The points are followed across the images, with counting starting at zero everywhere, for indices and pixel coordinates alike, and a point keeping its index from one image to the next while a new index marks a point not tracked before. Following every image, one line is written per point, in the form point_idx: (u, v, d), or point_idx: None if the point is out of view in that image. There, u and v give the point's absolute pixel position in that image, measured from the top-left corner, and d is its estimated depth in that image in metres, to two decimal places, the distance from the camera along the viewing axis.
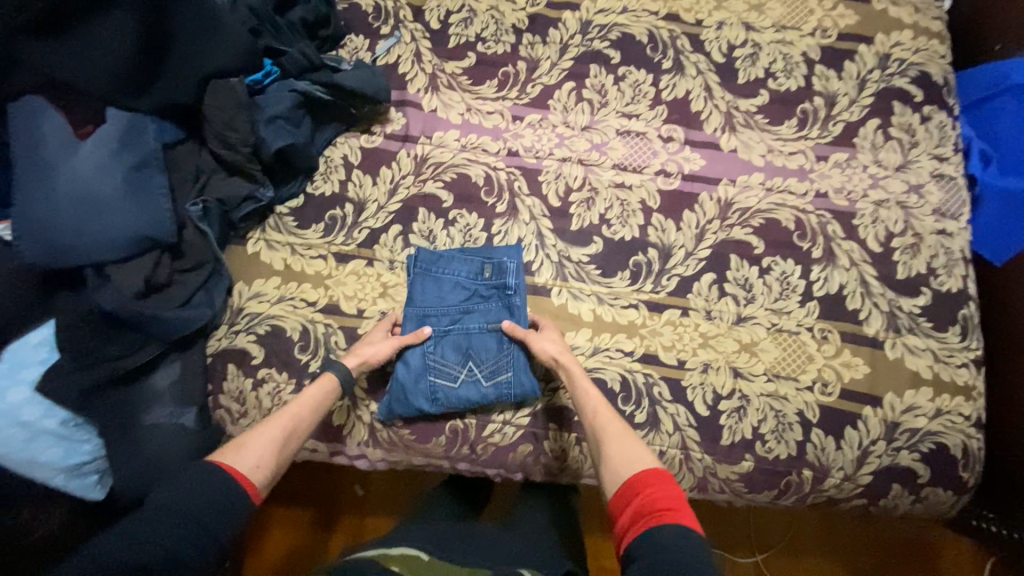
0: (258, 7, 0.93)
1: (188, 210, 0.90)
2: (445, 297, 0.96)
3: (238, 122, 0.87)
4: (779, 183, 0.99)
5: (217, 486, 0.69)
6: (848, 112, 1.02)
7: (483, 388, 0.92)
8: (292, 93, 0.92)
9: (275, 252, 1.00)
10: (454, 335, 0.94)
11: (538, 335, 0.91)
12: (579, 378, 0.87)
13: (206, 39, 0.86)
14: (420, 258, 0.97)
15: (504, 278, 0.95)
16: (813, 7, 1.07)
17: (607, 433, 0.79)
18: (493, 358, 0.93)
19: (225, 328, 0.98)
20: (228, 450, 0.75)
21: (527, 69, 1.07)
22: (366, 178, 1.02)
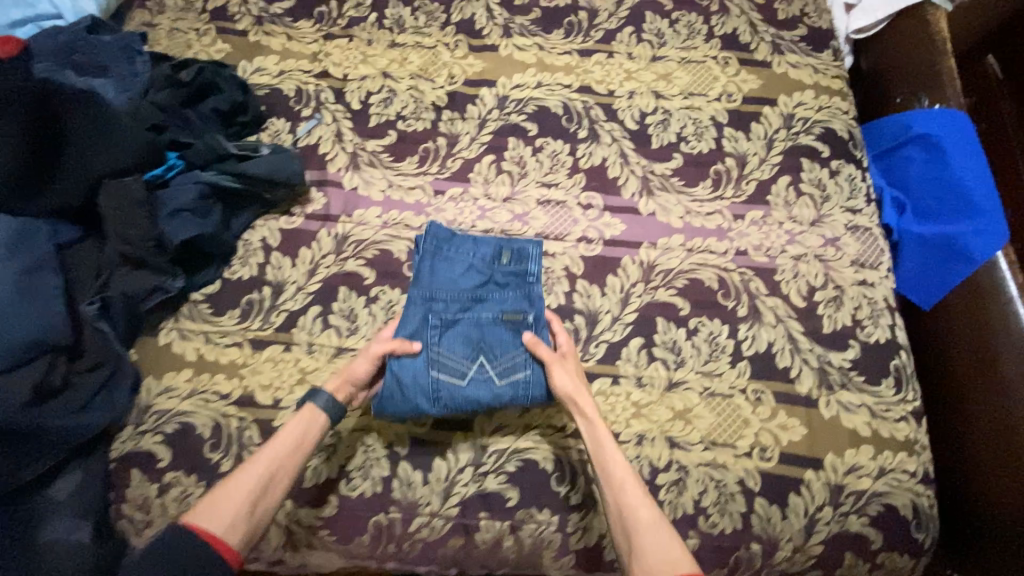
0: (163, 102, 0.94)
1: (83, 310, 0.86)
2: (457, 284, 0.92)
3: (136, 219, 0.86)
4: (699, 243, 1.00)
5: (183, 559, 0.67)
6: (759, 171, 1.05)
7: (495, 386, 0.86)
8: (196, 184, 0.90)
9: (188, 342, 0.95)
10: (464, 326, 0.89)
11: (558, 364, 0.85)
12: (603, 436, 0.79)
13: (100, 140, 0.86)
14: (431, 238, 0.95)
15: (524, 264, 0.94)
16: (717, 74, 1.13)
17: (637, 519, 0.73)
18: (508, 351, 0.88)
19: (133, 429, 0.91)
20: (205, 509, 0.72)
21: (447, 144, 1.08)
22: (285, 259, 1.00)
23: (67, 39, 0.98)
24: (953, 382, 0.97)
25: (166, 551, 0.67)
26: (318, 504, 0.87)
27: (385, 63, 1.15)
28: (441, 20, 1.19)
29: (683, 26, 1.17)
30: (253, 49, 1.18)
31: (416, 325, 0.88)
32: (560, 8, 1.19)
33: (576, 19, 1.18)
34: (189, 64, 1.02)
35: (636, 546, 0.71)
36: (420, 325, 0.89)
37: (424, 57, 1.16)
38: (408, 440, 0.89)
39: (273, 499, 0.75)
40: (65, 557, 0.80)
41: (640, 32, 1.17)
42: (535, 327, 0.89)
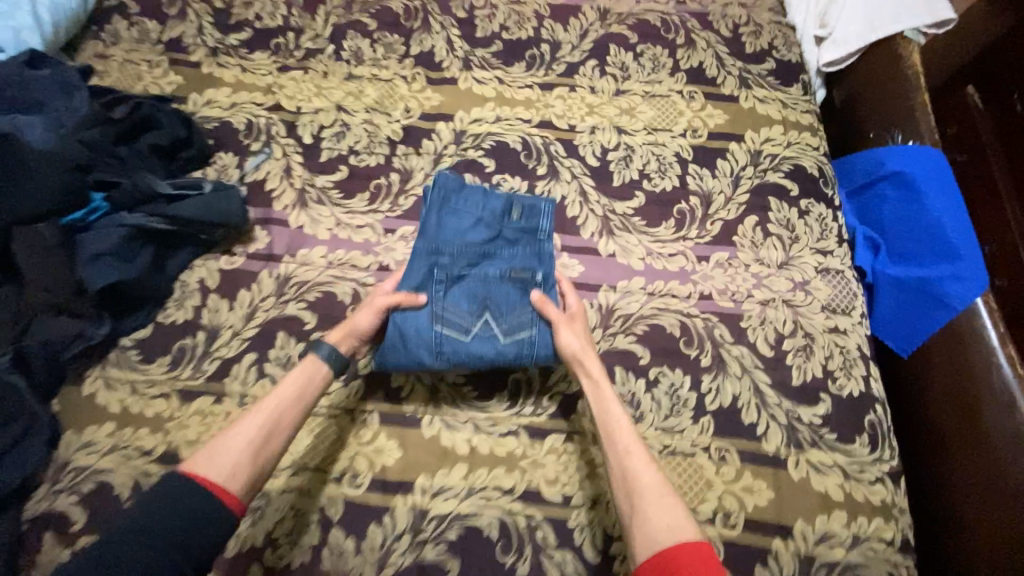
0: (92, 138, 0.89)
1: None
2: (464, 241, 0.88)
3: (50, 268, 0.81)
4: (661, 287, 0.95)
5: (182, 501, 0.62)
6: (725, 211, 1.00)
7: (500, 343, 0.83)
8: (120, 228, 0.86)
9: (115, 392, 0.89)
10: (470, 281, 0.85)
11: (566, 324, 0.83)
12: (610, 397, 0.77)
13: (11, 184, 0.81)
14: (439, 189, 0.92)
15: (536, 221, 0.92)
16: (682, 108, 1.09)
17: (642, 480, 0.68)
18: (515, 309, 0.84)
19: (47, 488, 0.84)
20: (204, 456, 0.67)
21: (400, 181, 1.04)
22: (223, 302, 0.94)
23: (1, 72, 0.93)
24: (941, 442, 0.90)
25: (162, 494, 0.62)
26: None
27: (340, 96, 1.12)
28: (400, 53, 1.15)
29: (648, 59, 1.14)
30: (205, 80, 1.14)
31: (421, 279, 0.85)
32: (523, 41, 1.16)
33: (538, 51, 1.15)
34: (126, 99, 0.99)
35: (636, 509, 0.66)
36: (424, 278, 0.85)
37: (380, 90, 1.12)
38: (341, 504, 0.81)
39: (271, 450, 0.71)
40: None
41: (603, 65, 1.13)
42: (544, 286, 0.87)
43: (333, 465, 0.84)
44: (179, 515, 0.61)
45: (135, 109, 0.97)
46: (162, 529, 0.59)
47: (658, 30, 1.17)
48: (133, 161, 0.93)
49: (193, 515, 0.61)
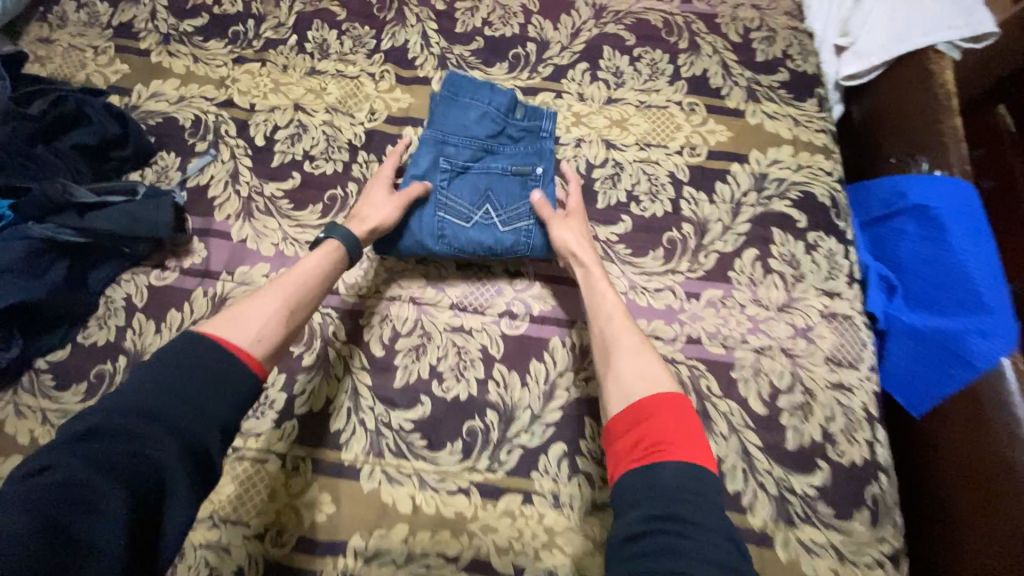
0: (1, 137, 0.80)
1: None
2: (469, 131, 0.90)
3: None
4: (643, 327, 0.83)
5: (203, 362, 0.59)
6: (721, 242, 0.89)
7: (499, 232, 0.85)
8: (22, 241, 0.76)
9: (23, 421, 0.79)
10: (474, 174, 0.88)
11: (562, 221, 0.84)
12: (598, 281, 0.78)
13: None
14: (449, 82, 0.92)
15: (539, 122, 0.92)
16: (680, 122, 0.97)
17: (623, 349, 0.71)
18: (515, 200, 0.87)
19: None
20: (218, 320, 0.64)
21: (359, 192, 0.93)
22: (150, 323, 0.84)
23: None
24: (958, 528, 0.78)
25: (181, 356, 0.59)
26: None
27: (300, 93, 1.01)
28: (369, 47, 1.04)
29: (645, 65, 1.02)
30: (154, 70, 1.03)
31: (426, 165, 0.88)
32: (506, 39, 1.04)
33: (523, 51, 1.03)
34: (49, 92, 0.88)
35: (613, 369, 0.69)
36: (431, 167, 0.87)
37: (345, 89, 1.01)
38: (263, 565, 0.72)
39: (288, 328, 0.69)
40: None
41: (595, 69, 1.01)
42: (544, 180, 0.88)
43: (258, 519, 0.74)
44: (178, 374, 0.57)
45: (56, 103, 0.87)
46: (153, 395, 0.55)
47: (659, 32, 1.05)
48: (48, 162, 0.83)
49: (195, 370, 0.58)
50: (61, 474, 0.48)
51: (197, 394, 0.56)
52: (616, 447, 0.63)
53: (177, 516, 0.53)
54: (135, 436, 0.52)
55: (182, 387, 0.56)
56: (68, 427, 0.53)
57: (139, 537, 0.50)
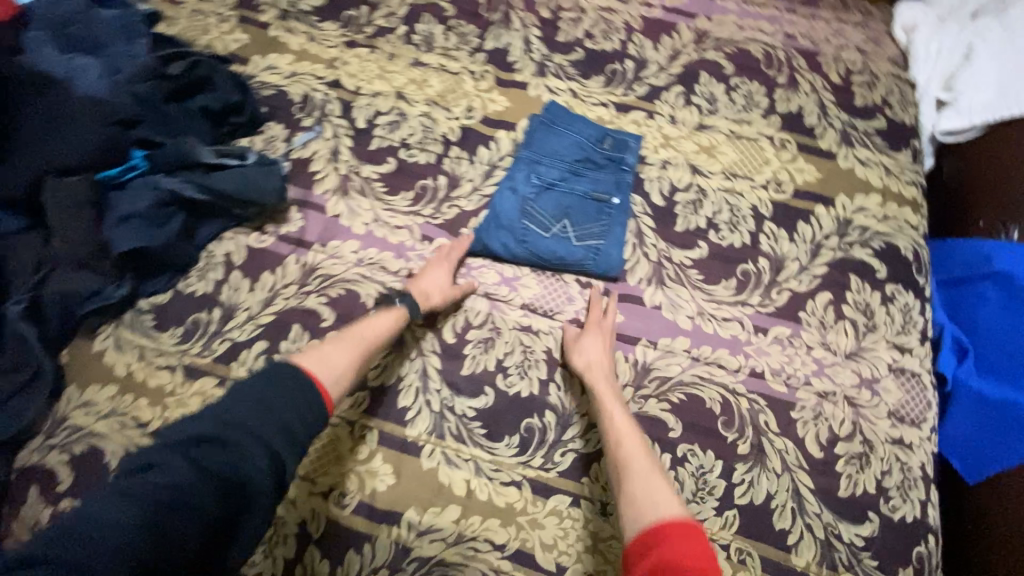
0: (144, 93, 0.89)
1: (8, 309, 0.79)
2: (561, 153, 0.93)
3: (78, 221, 0.81)
4: (708, 353, 0.85)
5: (296, 396, 0.66)
6: (797, 281, 0.90)
7: (571, 246, 0.88)
8: (153, 192, 0.85)
9: (122, 356, 0.86)
10: (558, 192, 0.90)
11: (580, 337, 0.83)
12: (611, 397, 0.79)
13: (56, 135, 0.81)
14: (548, 112, 0.97)
15: (623, 154, 0.94)
16: (770, 156, 0.97)
17: (632, 473, 0.72)
18: (592, 222, 0.89)
19: (41, 440, 0.82)
20: (307, 356, 0.73)
21: (447, 185, 0.97)
22: (244, 281, 0.91)
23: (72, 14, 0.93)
24: None
25: (277, 387, 0.66)
26: None
27: (402, 81, 1.05)
28: (473, 45, 1.08)
29: (741, 95, 1.02)
30: (271, 44, 1.10)
31: (516, 178, 0.92)
32: (605, 53, 1.06)
33: (620, 66, 1.05)
34: (184, 57, 0.96)
35: (625, 492, 0.70)
36: (521, 180, 0.91)
37: (445, 83, 1.05)
38: (324, 521, 0.78)
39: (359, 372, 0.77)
40: None
41: (690, 93, 1.03)
42: (619, 208, 0.90)
43: (324, 478, 0.80)
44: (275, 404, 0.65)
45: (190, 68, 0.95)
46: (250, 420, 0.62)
47: (758, 64, 1.05)
48: (176, 121, 0.91)
49: (287, 406, 0.65)
50: (169, 476, 0.56)
51: (288, 424, 0.64)
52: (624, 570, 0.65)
53: (248, 538, 0.59)
54: (231, 452, 0.59)
55: (275, 419, 0.63)
56: (176, 432, 0.61)
57: (213, 551, 0.57)
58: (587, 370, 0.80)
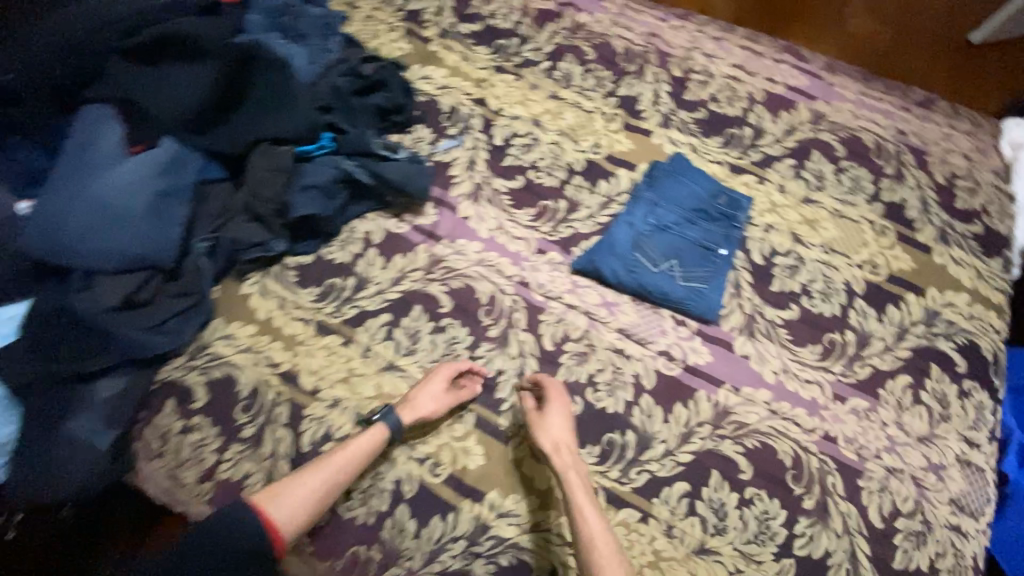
0: (340, 87, 1.02)
1: (195, 245, 0.91)
2: (679, 200, 1.02)
3: (275, 183, 0.91)
4: (787, 409, 0.91)
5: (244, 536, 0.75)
6: (880, 359, 0.96)
7: (676, 285, 0.96)
8: (335, 170, 0.95)
9: (264, 301, 0.98)
10: (672, 234, 0.99)
11: (541, 419, 0.86)
12: (576, 490, 0.81)
13: (276, 108, 0.92)
14: (674, 163, 1.07)
15: (736, 212, 1.02)
16: (868, 239, 1.05)
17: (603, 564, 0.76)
18: (697, 267, 0.97)
19: (185, 360, 0.93)
20: (270, 492, 0.78)
21: (566, 209, 1.07)
22: (378, 259, 1.02)
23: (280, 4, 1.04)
24: None
25: (235, 524, 0.75)
26: None
27: (539, 110, 1.18)
28: (607, 89, 1.20)
29: (849, 178, 1.10)
30: (429, 57, 1.24)
31: (634, 215, 1.01)
32: (727, 117, 1.16)
33: (739, 132, 1.15)
34: (374, 59, 1.09)
35: None
36: (639, 218, 1.01)
37: (578, 118, 1.16)
38: (416, 485, 0.86)
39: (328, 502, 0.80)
40: (80, 455, 0.83)
41: (800, 167, 1.11)
42: (724, 259, 0.99)
43: (422, 447, 0.88)
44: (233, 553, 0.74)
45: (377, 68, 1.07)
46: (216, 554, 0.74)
47: (868, 152, 1.13)
48: (358, 113, 1.03)
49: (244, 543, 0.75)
50: None
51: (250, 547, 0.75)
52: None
53: None
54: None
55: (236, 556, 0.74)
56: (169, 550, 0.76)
57: None
58: (553, 451, 0.83)
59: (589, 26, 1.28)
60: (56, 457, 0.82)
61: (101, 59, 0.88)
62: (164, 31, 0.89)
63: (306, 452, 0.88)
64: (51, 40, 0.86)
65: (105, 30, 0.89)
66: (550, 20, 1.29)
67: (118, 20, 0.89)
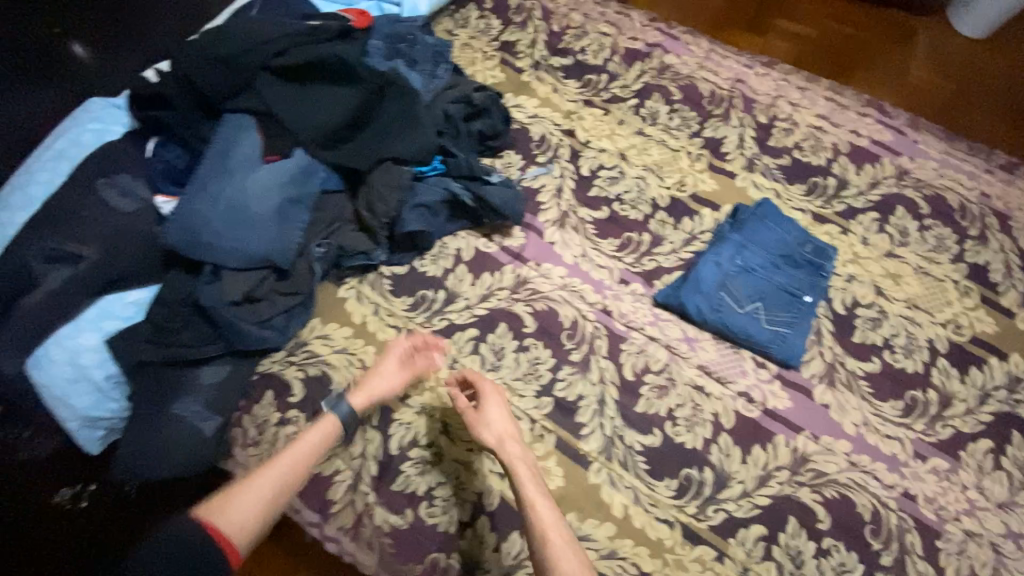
0: (452, 114, 1.09)
1: (312, 249, 0.97)
2: (767, 244, 1.04)
3: (391, 199, 0.97)
4: (865, 462, 0.92)
5: (194, 551, 0.69)
6: (961, 420, 0.96)
7: (760, 327, 0.98)
8: (445, 192, 1.01)
9: (359, 306, 1.03)
10: (758, 276, 1.01)
11: (480, 416, 0.89)
12: (525, 485, 0.82)
13: (400, 131, 0.98)
14: (762, 206, 1.09)
15: (822, 260, 1.04)
16: (952, 299, 1.05)
17: (560, 554, 0.75)
18: (781, 311, 0.99)
19: (283, 355, 0.98)
20: (216, 502, 0.74)
21: (650, 242, 1.11)
22: (468, 275, 1.07)
23: (403, 31, 1.11)
24: None
25: (182, 541, 0.69)
26: (396, 510, 0.88)
27: (626, 145, 1.22)
28: (692, 129, 1.23)
29: (932, 236, 1.11)
30: (522, 86, 1.30)
31: (722, 254, 1.03)
32: (811, 166, 1.18)
33: (822, 182, 1.17)
34: (484, 88, 1.14)
35: None
36: (727, 257, 1.03)
37: (663, 155, 1.20)
38: (498, 499, 0.88)
39: (284, 502, 0.79)
40: (187, 437, 0.88)
41: (883, 221, 1.13)
42: (809, 306, 1.00)
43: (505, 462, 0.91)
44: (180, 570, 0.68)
45: (487, 98, 1.13)
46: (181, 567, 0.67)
47: (952, 212, 1.14)
48: (464, 140, 1.10)
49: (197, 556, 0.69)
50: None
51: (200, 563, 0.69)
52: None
53: None
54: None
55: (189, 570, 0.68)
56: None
57: None
58: (498, 445, 0.86)
59: (676, 67, 1.33)
60: (166, 436, 0.87)
61: (251, 75, 0.96)
62: (312, 55, 0.98)
63: (392, 456, 0.91)
64: (214, 55, 0.94)
65: (261, 50, 0.96)
66: (638, 59, 1.34)
67: (273, 41, 0.97)
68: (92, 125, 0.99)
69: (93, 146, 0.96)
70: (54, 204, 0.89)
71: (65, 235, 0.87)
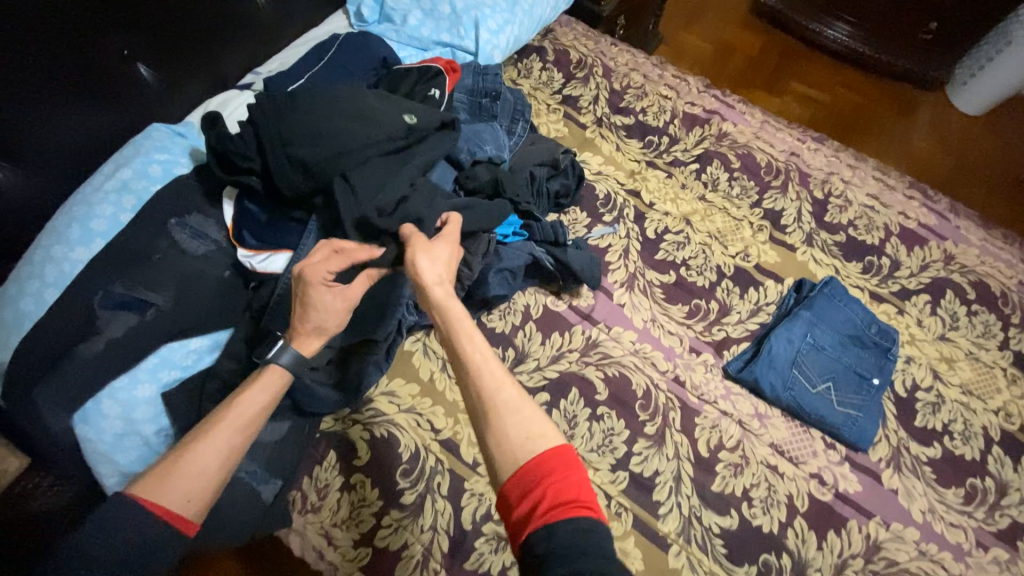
0: (537, 175, 1.12)
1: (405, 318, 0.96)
2: (833, 323, 1.08)
3: (477, 265, 0.95)
4: (935, 550, 0.93)
5: (140, 533, 0.59)
6: (1019, 509, 0.98)
7: (832, 408, 1.00)
8: (529, 257, 1.03)
9: (427, 361, 0.98)
10: (826, 356, 1.04)
11: (422, 250, 0.79)
12: (457, 318, 0.73)
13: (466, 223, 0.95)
14: (830, 285, 1.13)
15: (888, 342, 1.08)
16: (1001, 386, 1.09)
17: (490, 386, 0.67)
18: (851, 392, 1.02)
19: (348, 413, 0.92)
20: (153, 479, 0.63)
21: (718, 311, 1.11)
22: (537, 334, 1.04)
23: (488, 84, 1.14)
24: None
25: (118, 524, 0.59)
26: None
27: (689, 210, 1.23)
28: (753, 200, 1.26)
29: (980, 322, 1.16)
30: (586, 142, 1.30)
31: (793, 331, 1.06)
32: (866, 245, 1.22)
33: (877, 261, 1.21)
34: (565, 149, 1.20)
35: (493, 432, 0.64)
36: (798, 334, 1.05)
37: (727, 224, 1.22)
38: None
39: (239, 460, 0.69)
40: (248, 505, 0.82)
41: (935, 304, 1.17)
42: (878, 389, 1.03)
43: None
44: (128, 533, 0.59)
45: (565, 154, 1.18)
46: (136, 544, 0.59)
47: (996, 299, 1.19)
48: (543, 200, 1.13)
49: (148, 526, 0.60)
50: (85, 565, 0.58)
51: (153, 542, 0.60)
52: (515, 518, 0.59)
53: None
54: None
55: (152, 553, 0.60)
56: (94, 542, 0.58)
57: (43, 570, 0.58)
58: (435, 282, 0.77)
59: (734, 135, 1.35)
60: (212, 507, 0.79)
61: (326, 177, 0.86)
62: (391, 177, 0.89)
63: (464, 531, 0.86)
64: (295, 154, 0.85)
65: (344, 158, 0.86)
66: (698, 125, 1.36)
67: (358, 151, 0.87)
68: (160, 156, 0.92)
69: (165, 180, 0.90)
70: (125, 246, 0.83)
71: (136, 280, 0.81)
